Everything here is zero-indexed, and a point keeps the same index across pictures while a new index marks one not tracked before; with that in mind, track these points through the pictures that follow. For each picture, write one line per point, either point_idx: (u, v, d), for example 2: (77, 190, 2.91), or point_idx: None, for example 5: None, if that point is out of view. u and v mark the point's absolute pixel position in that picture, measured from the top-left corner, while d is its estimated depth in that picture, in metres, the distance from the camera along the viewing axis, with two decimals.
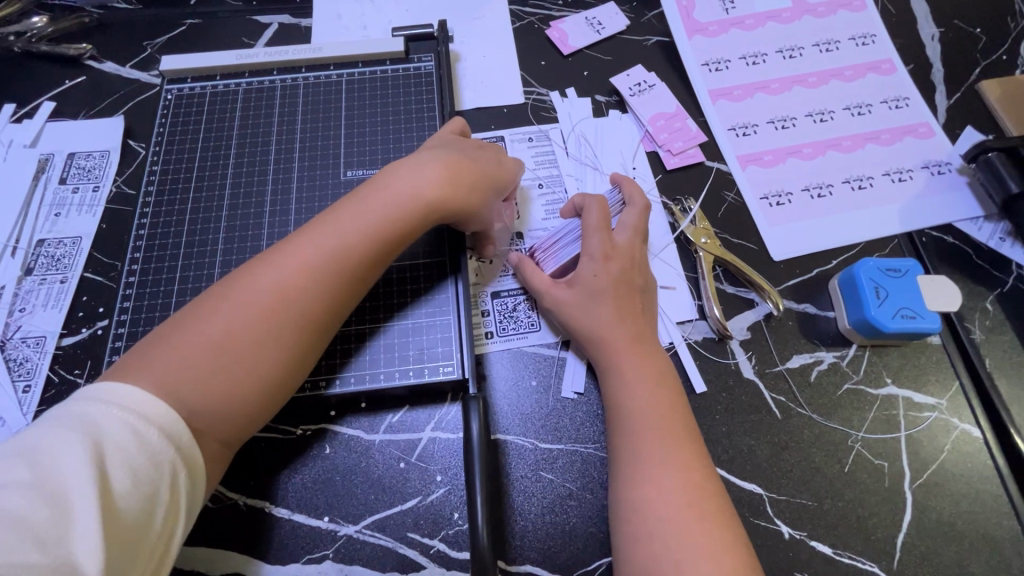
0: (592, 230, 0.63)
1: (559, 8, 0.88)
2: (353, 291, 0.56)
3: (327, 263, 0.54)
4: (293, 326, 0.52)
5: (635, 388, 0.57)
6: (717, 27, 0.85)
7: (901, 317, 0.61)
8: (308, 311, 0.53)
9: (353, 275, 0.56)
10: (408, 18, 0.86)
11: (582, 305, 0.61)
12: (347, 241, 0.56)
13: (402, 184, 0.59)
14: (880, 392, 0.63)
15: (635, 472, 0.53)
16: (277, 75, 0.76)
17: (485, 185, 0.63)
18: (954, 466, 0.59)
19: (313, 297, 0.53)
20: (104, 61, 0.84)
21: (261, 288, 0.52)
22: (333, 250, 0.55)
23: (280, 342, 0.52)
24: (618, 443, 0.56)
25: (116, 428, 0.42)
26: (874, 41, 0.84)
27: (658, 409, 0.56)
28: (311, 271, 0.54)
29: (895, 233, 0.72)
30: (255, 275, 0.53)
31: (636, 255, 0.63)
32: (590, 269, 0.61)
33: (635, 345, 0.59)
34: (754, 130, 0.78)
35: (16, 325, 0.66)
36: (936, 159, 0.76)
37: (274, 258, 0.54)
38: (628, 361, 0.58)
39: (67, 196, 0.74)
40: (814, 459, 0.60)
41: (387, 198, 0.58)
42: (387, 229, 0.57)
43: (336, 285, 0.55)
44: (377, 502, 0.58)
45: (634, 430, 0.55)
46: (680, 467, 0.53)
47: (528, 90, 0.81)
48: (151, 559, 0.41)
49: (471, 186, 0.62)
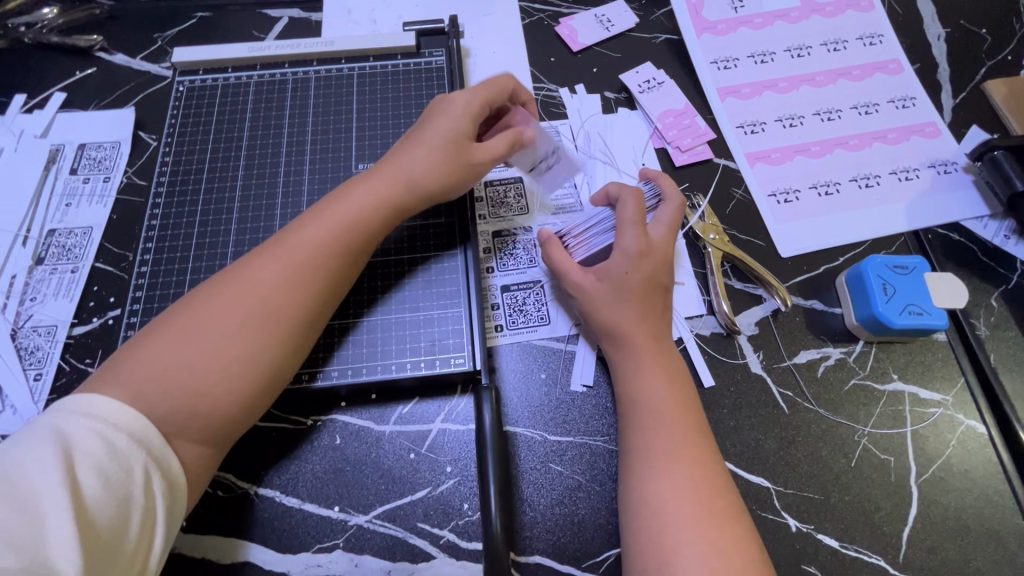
0: (629, 225, 0.62)
1: (569, 5, 0.88)
2: (328, 291, 0.55)
3: (299, 266, 0.54)
4: (267, 328, 0.51)
5: (650, 385, 0.58)
6: (726, 25, 0.86)
7: (908, 314, 0.61)
8: (280, 312, 0.52)
9: (326, 275, 0.55)
10: (418, 13, 0.86)
11: (609, 298, 0.61)
12: (317, 243, 0.55)
13: (368, 184, 0.60)
14: (887, 388, 0.63)
15: (648, 466, 0.54)
16: (288, 68, 0.76)
17: (445, 142, 0.61)
18: (960, 461, 0.60)
19: (287, 299, 0.53)
20: (115, 53, 0.84)
21: (232, 293, 0.52)
22: (304, 253, 0.55)
23: (253, 344, 0.50)
24: (632, 438, 0.56)
25: (85, 436, 0.42)
26: (882, 41, 0.85)
27: (671, 406, 0.56)
28: (282, 274, 0.53)
29: (901, 231, 0.72)
30: (226, 282, 0.53)
31: (668, 255, 0.63)
32: (622, 265, 0.61)
33: (653, 343, 0.60)
34: (762, 128, 0.79)
35: (27, 314, 0.66)
36: (942, 158, 0.77)
37: (246, 265, 0.54)
38: (647, 358, 0.59)
39: (78, 186, 0.74)
40: (821, 453, 0.60)
41: (356, 198, 0.58)
42: (356, 225, 0.58)
43: (308, 285, 0.54)
44: (387, 492, 0.58)
45: (648, 425, 0.56)
46: (691, 464, 0.53)
47: (538, 86, 0.82)
48: (130, 563, 0.42)
49: (433, 152, 0.61)
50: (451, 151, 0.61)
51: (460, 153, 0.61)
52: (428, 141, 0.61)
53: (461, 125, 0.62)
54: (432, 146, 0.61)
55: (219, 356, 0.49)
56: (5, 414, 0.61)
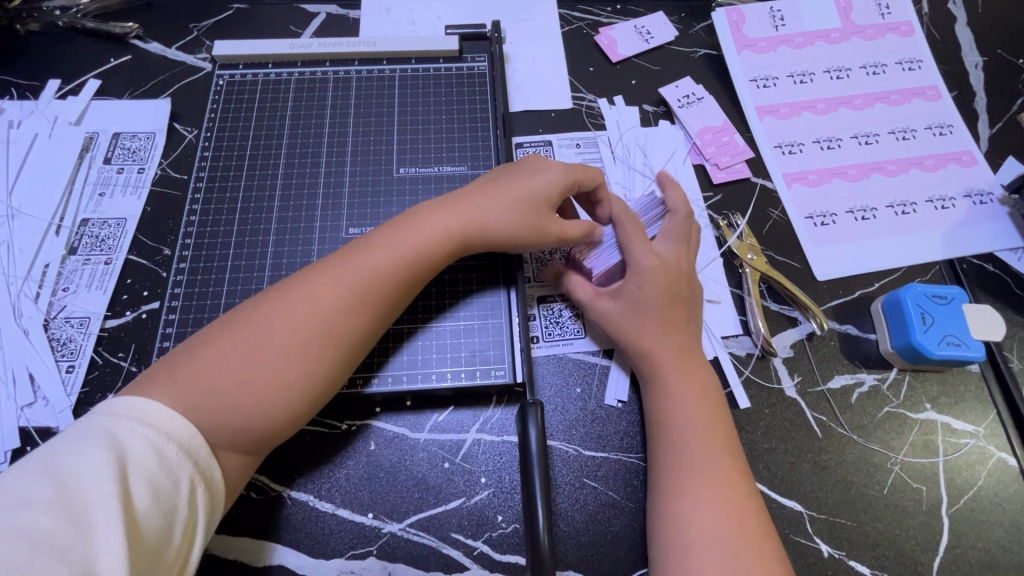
0: (635, 242, 0.61)
1: (609, 14, 0.88)
2: (385, 319, 0.56)
3: (362, 291, 0.54)
4: (324, 351, 0.52)
5: (681, 400, 0.56)
6: (766, 43, 0.85)
7: (946, 344, 0.62)
8: (339, 337, 0.52)
9: (386, 304, 0.56)
10: (457, 15, 0.86)
11: (629, 316, 0.60)
12: (382, 270, 0.56)
13: (442, 220, 0.60)
14: (920, 417, 0.63)
15: (678, 482, 0.53)
16: (330, 67, 0.76)
17: (529, 201, 0.62)
18: (990, 493, 0.60)
19: (342, 323, 0.53)
20: (150, 42, 0.83)
21: (294, 310, 0.52)
22: (368, 277, 0.55)
23: (309, 365, 0.51)
24: (662, 454, 0.55)
25: (138, 445, 0.42)
26: (920, 67, 0.85)
27: (704, 422, 0.55)
28: (344, 297, 0.54)
29: (937, 259, 0.73)
30: (290, 297, 0.53)
31: (683, 268, 0.61)
32: (636, 282, 0.60)
33: (683, 359, 0.58)
34: (800, 149, 0.79)
35: (60, 304, 0.66)
36: (978, 188, 0.77)
37: (310, 281, 0.54)
38: (675, 372, 0.58)
39: (112, 176, 0.73)
40: (854, 479, 0.60)
41: (425, 232, 0.59)
42: (423, 261, 0.58)
43: (369, 313, 0.55)
44: (421, 501, 0.58)
45: (679, 441, 0.55)
46: (723, 482, 0.52)
47: (577, 96, 0.81)
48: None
49: (513, 206, 0.61)
50: (531, 210, 0.61)
51: (540, 213, 0.61)
52: (511, 194, 0.62)
53: (551, 192, 0.62)
54: (514, 201, 0.61)
55: (275, 377, 0.49)
56: (37, 405, 0.61)
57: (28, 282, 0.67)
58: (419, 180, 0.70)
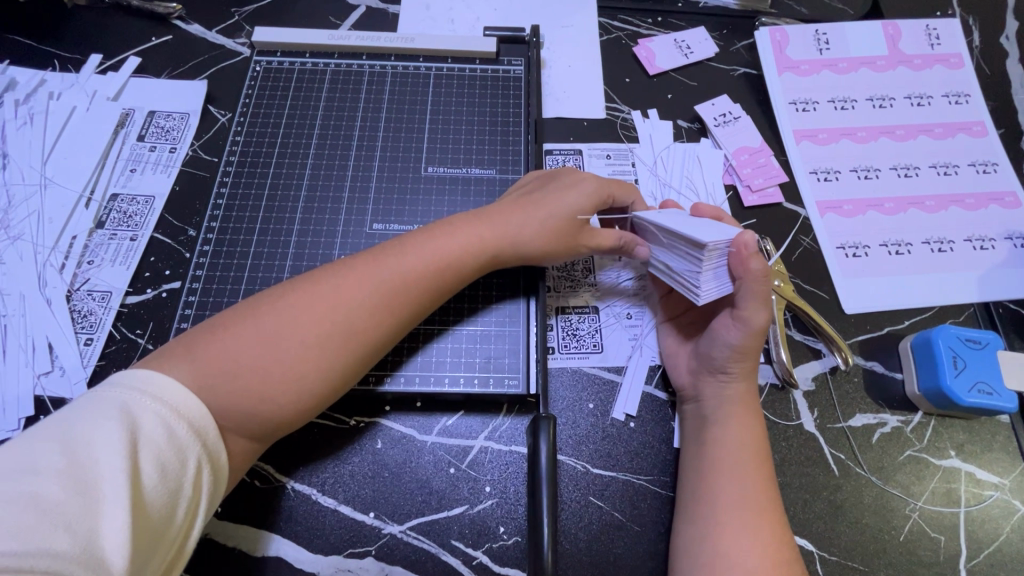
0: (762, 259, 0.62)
1: (649, 26, 0.87)
2: (410, 321, 0.56)
3: (388, 289, 0.54)
4: (344, 343, 0.51)
5: (724, 436, 0.56)
6: (809, 66, 0.84)
7: (976, 392, 0.60)
8: (360, 334, 0.52)
9: (412, 308, 0.56)
10: (496, 17, 0.85)
11: (758, 342, 0.57)
12: (414, 273, 0.56)
13: (476, 229, 0.60)
14: (943, 463, 0.61)
15: (716, 508, 0.52)
16: (366, 60, 0.77)
17: (565, 217, 0.61)
18: (1011, 550, 0.58)
19: (367, 319, 0.53)
20: (192, 23, 0.84)
21: (319, 301, 0.52)
22: (397, 277, 0.55)
23: (326, 356, 0.50)
24: (697, 487, 0.54)
25: (149, 420, 0.42)
26: (968, 101, 0.82)
27: (742, 450, 0.55)
28: (374, 292, 0.54)
29: (971, 301, 0.70)
30: (319, 287, 0.53)
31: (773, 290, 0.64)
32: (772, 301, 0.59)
33: (736, 394, 0.58)
34: (836, 176, 0.77)
35: (83, 277, 0.66)
36: (1020, 231, 0.74)
37: (340, 273, 0.54)
38: (737, 414, 0.57)
39: (144, 153, 0.74)
40: (869, 522, 0.58)
41: (457, 240, 0.59)
42: (455, 269, 0.58)
43: (394, 313, 0.54)
44: (424, 505, 0.57)
45: (717, 479, 0.54)
46: (756, 511, 0.51)
47: (611, 107, 0.80)
48: (165, 557, 0.41)
49: (552, 225, 0.61)
50: (569, 229, 0.61)
51: (575, 232, 0.61)
52: (549, 210, 0.61)
53: (584, 205, 0.62)
54: (551, 216, 0.61)
55: (293, 367, 0.49)
56: (54, 375, 0.62)
57: (55, 252, 0.67)
58: (448, 180, 0.70)
